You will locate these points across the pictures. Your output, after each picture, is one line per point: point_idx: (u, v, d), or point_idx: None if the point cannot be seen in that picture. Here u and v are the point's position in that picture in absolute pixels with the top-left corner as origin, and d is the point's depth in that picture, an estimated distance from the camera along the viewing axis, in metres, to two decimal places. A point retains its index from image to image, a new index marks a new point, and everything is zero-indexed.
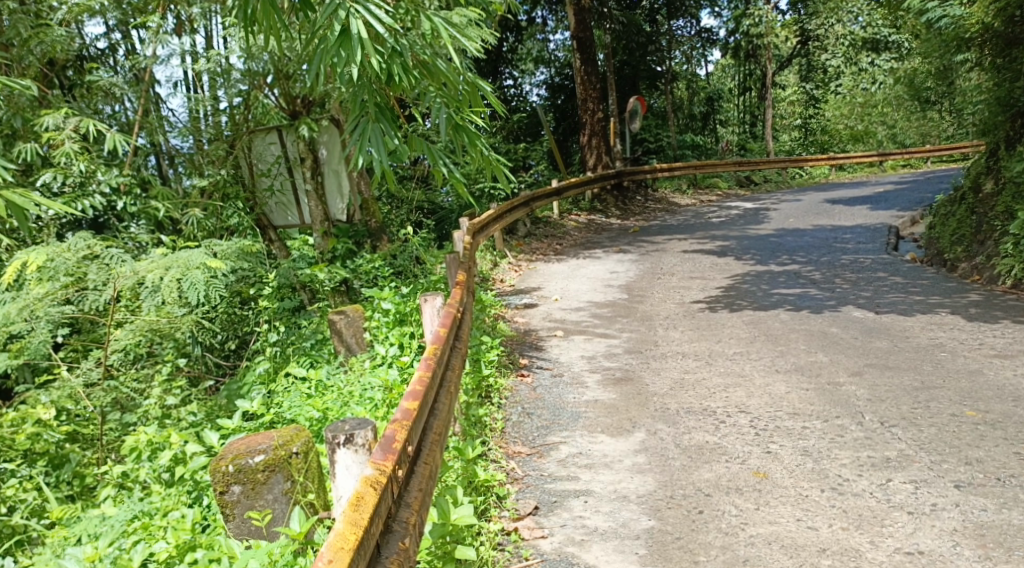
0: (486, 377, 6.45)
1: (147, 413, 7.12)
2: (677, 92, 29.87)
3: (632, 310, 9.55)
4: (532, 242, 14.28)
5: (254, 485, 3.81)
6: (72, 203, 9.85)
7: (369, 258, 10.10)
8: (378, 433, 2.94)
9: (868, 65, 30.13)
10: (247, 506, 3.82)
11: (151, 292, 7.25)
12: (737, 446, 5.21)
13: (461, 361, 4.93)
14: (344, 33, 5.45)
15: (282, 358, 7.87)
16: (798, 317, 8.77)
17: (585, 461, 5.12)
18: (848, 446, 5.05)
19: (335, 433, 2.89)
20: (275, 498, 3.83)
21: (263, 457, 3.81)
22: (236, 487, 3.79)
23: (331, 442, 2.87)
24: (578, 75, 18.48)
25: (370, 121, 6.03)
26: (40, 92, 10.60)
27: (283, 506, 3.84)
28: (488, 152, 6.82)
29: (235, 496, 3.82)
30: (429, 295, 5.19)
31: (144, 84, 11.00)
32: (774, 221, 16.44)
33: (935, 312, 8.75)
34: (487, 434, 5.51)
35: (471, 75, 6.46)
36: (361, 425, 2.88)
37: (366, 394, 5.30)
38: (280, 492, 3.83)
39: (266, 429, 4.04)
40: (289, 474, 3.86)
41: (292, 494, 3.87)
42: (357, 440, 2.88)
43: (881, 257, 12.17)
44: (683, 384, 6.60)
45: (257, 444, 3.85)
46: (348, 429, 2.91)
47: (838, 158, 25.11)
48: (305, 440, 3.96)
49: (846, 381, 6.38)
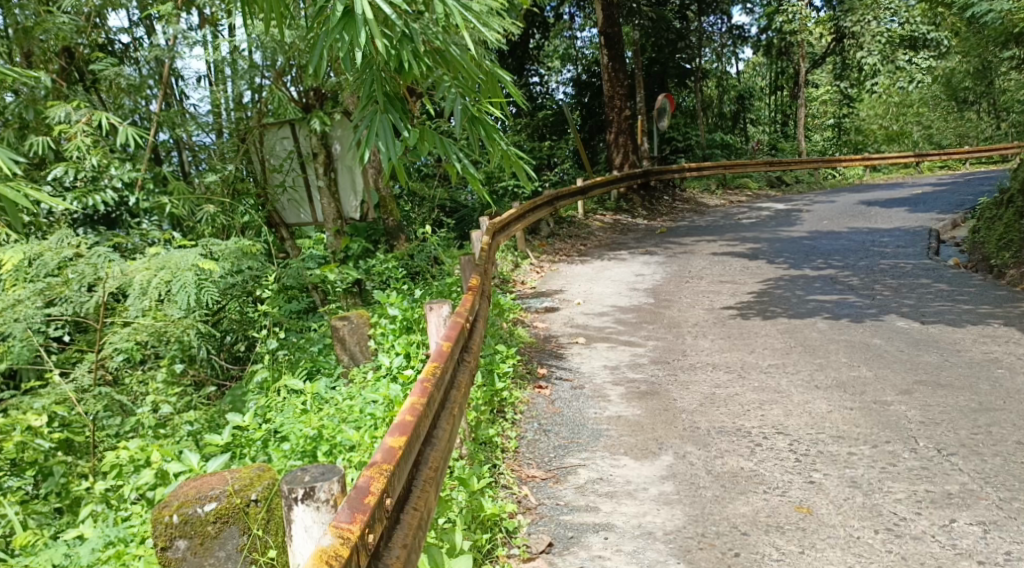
0: (500, 391, 5.97)
1: (141, 422, 6.66)
2: (708, 90, 29.61)
3: (658, 315, 9.03)
4: (554, 242, 13.77)
5: (203, 540, 3.33)
6: (84, 197, 9.36)
7: (383, 259, 9.64)
8: (346, 485, 2.46)
9: (905, 64, 27.10)
10: (195, 564, 3.33)
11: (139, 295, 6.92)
12: (776, 475, 4.68)
13: (469, 377, 4.44)
14: (347, 14, 4.98)
15: (283, 367, 7.22)
16: (837, 327, 8.19)
17: (605, 489, 4.62)
18: (903, 478, 4.50)
19: (292, 486, 2.42)
20: (228, 556, 3.36)
21: (214, 506, 3.31)
22: (181, 541, 3.30)
23: (287, 498, 2.40)
24: (606, 72, 17.93)
25: (378, 111, 5.56)
26: (54, 84, 10.25)
27: (236, 564, 3.37)
28: (508, 146, 6.27)
29: (181, 551, 3.32)
30: (435, 302, 4.69)
31: (164, 76, 10.71)
32: (807, 223, 15.76)
33: (986, 324, 8.12)
34: (498, 456, 5.02)
35: (489, 63, 5.96)
36: (324, 476, 2.41)
37: (365, 412, 4.87)
38: (234, 548, 3.34)
39: (221, 469, 3.53)
40: (245, 526, 3.36)
41: (248, 551, 3.38)
42: (319, 494, 2.41)
43: (922, 262, 11.51)
44: (714, 399, 6.07)
45: (207, 489, 3.34)
46: (309, 480, 2.44)
47: (872, 159, 24.27)
48: (268, 483, 3.44)
49: (895, 400, 5.82)
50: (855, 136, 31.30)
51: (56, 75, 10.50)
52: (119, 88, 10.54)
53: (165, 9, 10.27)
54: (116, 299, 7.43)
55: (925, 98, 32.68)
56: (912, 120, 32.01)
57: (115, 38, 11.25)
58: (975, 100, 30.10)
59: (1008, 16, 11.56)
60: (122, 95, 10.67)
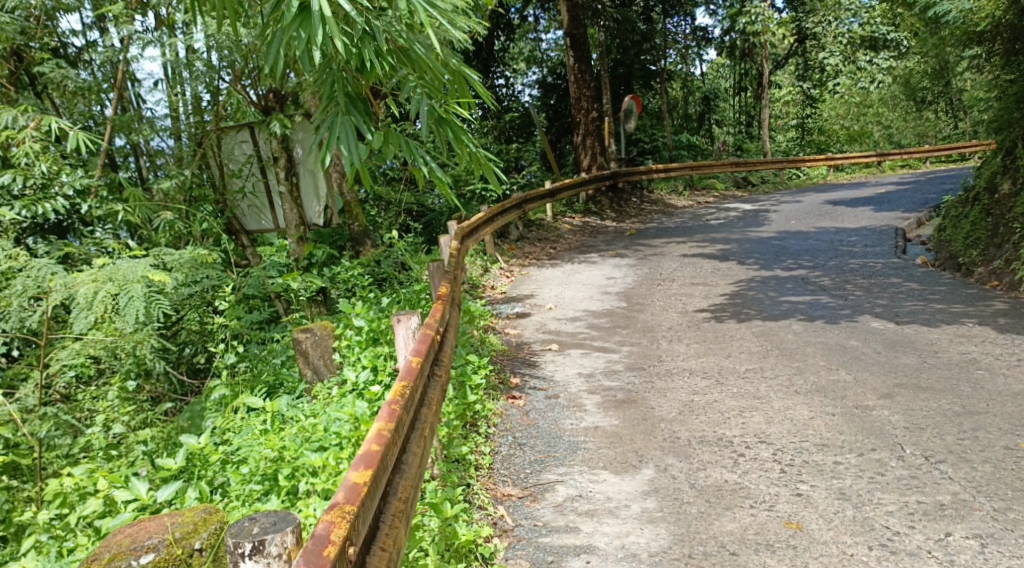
0: (473, 404, 5.71)
1: (90, 444, 6.27)
2: (673, 92, 29.66)
3: (632, 320, 8.84)
4: (524, 246, 13.55)
5: None
6: (33, 205, 8.89)
7: (349, 265, 9.31)
8: (300, 535, 2.22)
9: (865, 63, 29.50)
10: None
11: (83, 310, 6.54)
12: (762, 487, 4.50)
13: (441, 396, 4.16)
14: (303, 11, 4.74)
15: (242, 382, 6.83)
16: (812, 328, 8.07)
17: (585, 506, 4.41)
18: (892, 488, 4.35)
19: (239, 539, 2.15)
20: None
21: (151, 558, 3.04)
22: None
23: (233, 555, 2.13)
24: (572, 74, 17.72)
25: (340, 112, 5.29)
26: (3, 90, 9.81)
27: None
28: (476, 148, 6.02)
29: None
30: (403, 314, 4.41)
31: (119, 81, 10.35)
32: (775, 223, 15.71)
33: (961, 323, 8.05)
34: (471, 475, 4.77)
35: (457, 62, 5.70)
36: (276, 527, 2.15)
37: (330, 430, 4.58)
38: None
39: (161, 514, 3.35)
40: None
41: None
42: (271, 548, 2.15)
43: (891, 261, 11.49)
44: (692, 407, 5.88)
45: (143, 540, 3.08)
46: (260, 530, 2.18)
47: (836, 159, 24.45)
48: (212, 530, 3.25)
49: (877, 405, 5.67)
50: (818, 136, 31.57)
51: (4, 78, 10.00)
52: (72, 92, 10.12)
53: (117, 10, 9.85)
54: (62, 312, 7.01)
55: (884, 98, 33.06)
56: (872, 120, 32.36)
57: (68, 41, 10.75)
58: (932, 101, 30.55)
59: (970, 16, 11.62)
60: (75, 99, 10.24)
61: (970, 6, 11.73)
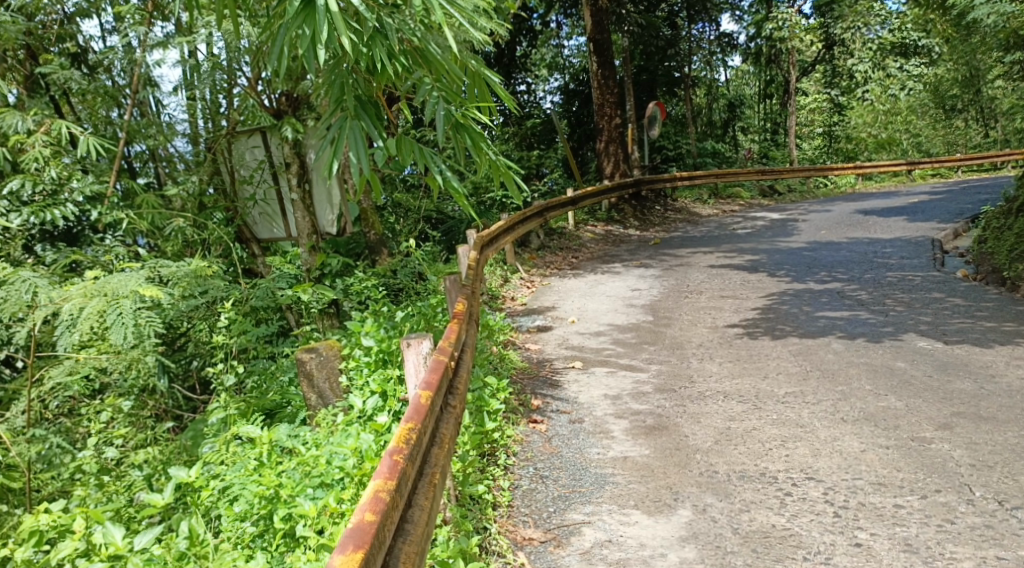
0: (490, 432, 5.27)
1: (82, 467, 5.91)
2: (697, 99, 29.02)
3: (659, 335, 8.34)
4: (545, 256, 13.12)
5: None
6: (42, 212, 8.39)
7: (362, 277, 8.84)
8: None
9: (895, 71, 28.26)
10: None
11: (69, 327, 6.13)
12: (815, 535, 4.04)
13: (456, 429, 3.74)
14: (307, 5, 4.33)
15: (244, 402, 6.32)
16: (854, 347, 7.52)
17: (615, 555, 3.99)
18: (965, 540, 3.91)
19: None
20: None
21: None
22: None
23: None
24: (595, 80, 17.24)
25: (349, 117, 4.85)
26: (16, 100, 9.52)
27: None
28: (496, 156, 5.50)
29: None
30: (413, 337, 3.96)
31: (139, 85, 9.96)
32: (805, 233, 15.13)
33: (1016, 344, 7.48)
34: (488, 517, 4.33)
35: (476, 63, 5.24)
36: None
37: (331, 465, 4.14)
38: None
39: None
40: None
41: None
42: None
43: (931, 275, 10.87)
44: (730, 436, 5.37)
45: None
46: None
47: (864, 167, 23.83)
48: None
49: (935, 437, 5.15)
50: (845, 144, 30.81)
51: (19, 83, 9.69)
52: (93, 97, 9.85)
53: (129, 11, 9.49)
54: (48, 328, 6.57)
55: (913, 106, 32.15)
56: (900, 128, 31.62)
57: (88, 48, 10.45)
58: None
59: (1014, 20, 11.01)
60: (97, 105, 9.97)
61: (1012, 9, 11.17)
